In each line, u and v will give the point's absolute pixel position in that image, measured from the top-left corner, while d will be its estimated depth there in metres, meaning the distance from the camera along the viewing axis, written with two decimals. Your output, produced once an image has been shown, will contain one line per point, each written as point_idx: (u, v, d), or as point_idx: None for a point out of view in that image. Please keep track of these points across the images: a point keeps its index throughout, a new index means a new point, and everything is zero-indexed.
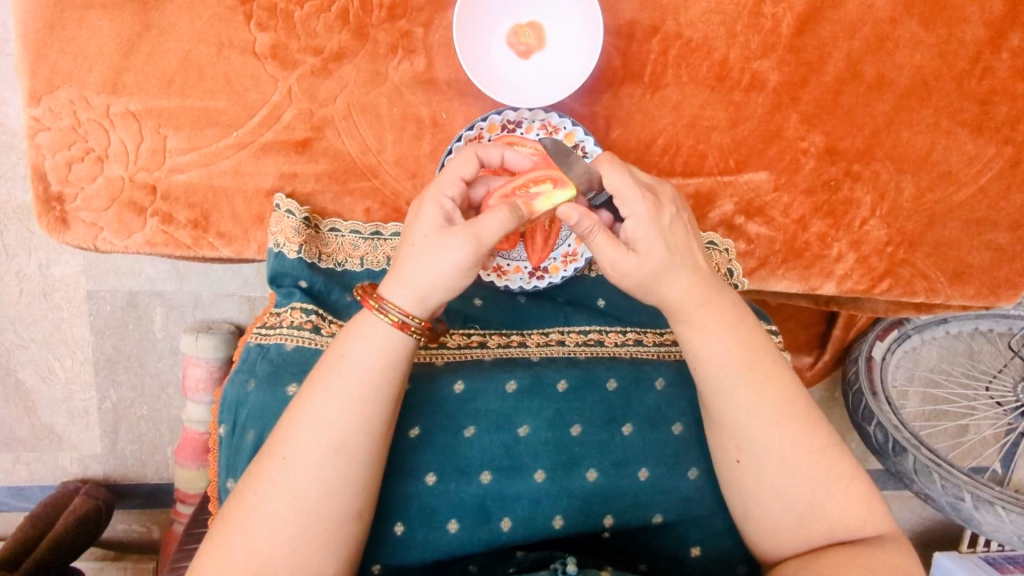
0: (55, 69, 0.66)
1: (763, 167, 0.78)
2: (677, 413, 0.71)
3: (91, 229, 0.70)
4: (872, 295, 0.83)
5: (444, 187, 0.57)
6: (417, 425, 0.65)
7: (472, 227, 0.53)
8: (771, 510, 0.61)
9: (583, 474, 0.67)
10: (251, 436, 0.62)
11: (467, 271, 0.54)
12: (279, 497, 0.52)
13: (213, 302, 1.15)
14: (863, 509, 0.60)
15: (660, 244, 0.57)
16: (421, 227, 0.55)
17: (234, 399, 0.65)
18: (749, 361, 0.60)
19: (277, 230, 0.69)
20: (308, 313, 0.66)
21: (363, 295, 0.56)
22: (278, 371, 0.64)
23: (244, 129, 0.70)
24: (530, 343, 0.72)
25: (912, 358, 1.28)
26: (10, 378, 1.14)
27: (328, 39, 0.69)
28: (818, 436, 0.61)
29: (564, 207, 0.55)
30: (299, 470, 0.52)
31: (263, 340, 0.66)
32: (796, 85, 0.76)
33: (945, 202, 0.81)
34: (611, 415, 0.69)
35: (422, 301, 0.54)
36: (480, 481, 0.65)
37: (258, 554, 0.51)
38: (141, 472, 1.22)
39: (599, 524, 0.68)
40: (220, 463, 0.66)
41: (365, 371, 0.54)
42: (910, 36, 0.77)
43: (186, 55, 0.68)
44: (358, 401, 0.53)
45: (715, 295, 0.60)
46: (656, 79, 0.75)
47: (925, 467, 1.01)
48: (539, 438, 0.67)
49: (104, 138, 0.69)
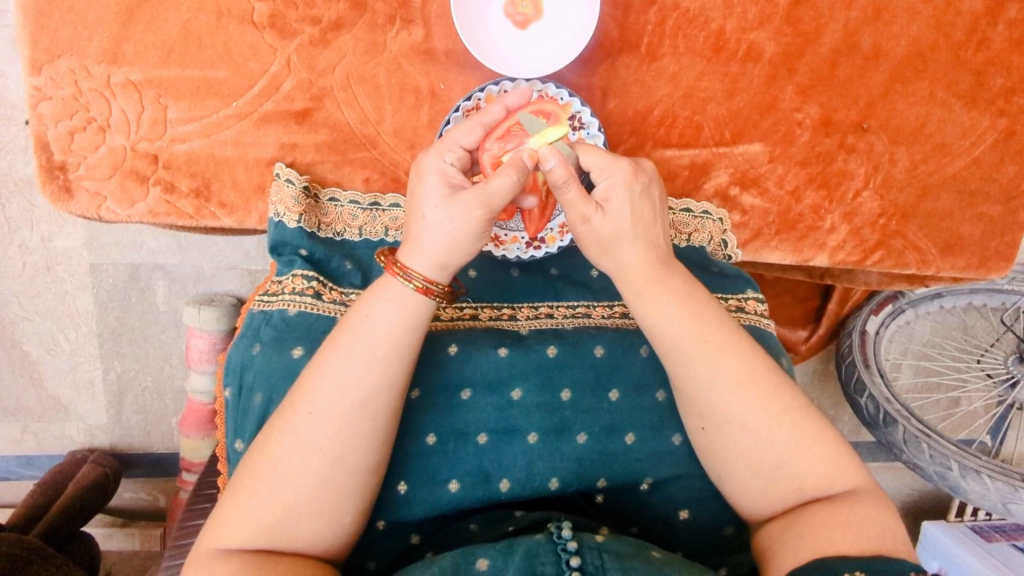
0: (55, 38, 0.67)
1: (758, 139, 0.79)
2: (660, 380, 0.73)
3: (95, 199, 0.71)
4: (863, 267, 0.85)
5: (444, 153, 0.57)
6: (417, 388, 0.66)
7: (482, 193, 0.54)
8: (741, 472, 0.61)
9: (574, 437, 0.69)
10: (259, 399, 0.64)
11: (482, 232, 0.56)
12: (305, 449, 0.53)
13: (214, 276, 1.16)
14: (829, 464, 0.60)
15: (625, 212, 0.59)
16: (428, 197, 0.56)
17: (238, 363, 0.66)
18: (702, 334, 0.61)
19: (277, 199, 0.70)
20: (309, 279, 0.67)
21: (387, 262, 0.57)
22: (284, 335, 0.65)
23: (243, 100, 0.71)
24: (520, 316, 0.74)
25: (906, 333, 1.31)
26: (16, 350, 1.16)
27: (326, 9, 0.69)
28: (777, 401, 0.60)
29: (543, 151, 0.54)
30: (323, 423, 0.53)
31: (266, 306, 0.67)
32: (792, 56, 0.77)
33: (939, 173, 0.82)
34: (598, 381, 0.71)
35: (444, 268, 0.56)
36: (477, 441, 0.67)
37: (283, 503, 0.52)
38: (147, 441, 1.26)
39: (592, 486, 0.70)
40: (228, 425, 0.67)
41: (388, 331, 0.55)
42: (907, 6, 0.77)
43: (184, 25, 0.68)
44: (382, 360, 0.55)
45: (665, 272, 0.62)
46: (653, 49, 0.75)
47: (914, 437, 1.04)
48: (532, 402, 0.69)
49: (106, 108, 0.69)
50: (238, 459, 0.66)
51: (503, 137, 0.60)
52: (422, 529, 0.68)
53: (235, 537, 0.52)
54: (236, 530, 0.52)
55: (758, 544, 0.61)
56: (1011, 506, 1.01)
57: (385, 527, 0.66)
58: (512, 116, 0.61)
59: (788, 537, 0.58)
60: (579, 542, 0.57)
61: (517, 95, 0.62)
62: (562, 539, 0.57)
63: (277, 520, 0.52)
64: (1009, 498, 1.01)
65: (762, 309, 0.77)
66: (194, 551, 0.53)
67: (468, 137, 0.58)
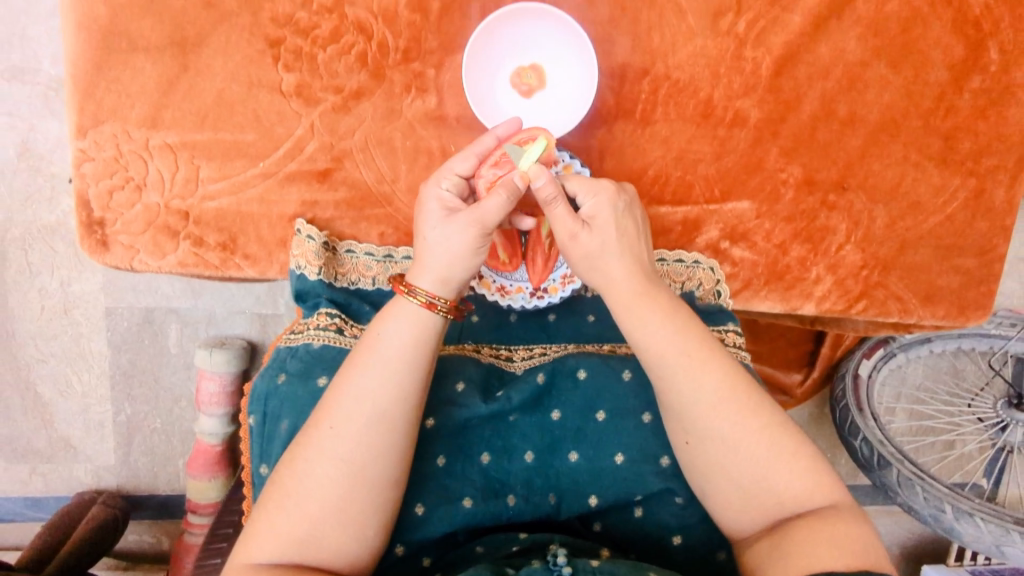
0: (101, 105, 0.73)
1: (746, 197, 0.85)
2: (645, 404, 0.76)
3: (129, 251, 0.77)
4: (849, 315, 0.90)
5: (441, 181, 0.65)
6: (431, 416, 0.71)
7: (476, 212, 0.61)
8: (724, 488, 0.65)
9: (565, 455, 0.74)
10: (285, 425, 0.67)
11: (478, 248, 0.62)
12: (329, 462, 0.57)
13: (225, 319, 1.21)
14: (808, 479, 0.63)
15: (611, 228, 0.67)
16: (430, 221, 0.63)
17: (263, 390, 0.70)
18: (686, 348, 0.65)
19: (298, 253, 0.75)
20: (333, 316, 0.73)
21: (395, 283, 0.63)
22: (309, 365, 0.70)
23: (269, 161, 0.77)
24: (517, 356, 0.80)
25: (899, 376, 1.36)
26: (29, 391, 1.20)
27: (348, 79, 0.76)
28: (756, 417, 0.64)
29: (532, 170, 0.63)
30: (344, 435, 0.58)
31: (292, 341, 0.73)
32: (775, 121, 0.83)
33: (915, 229, 0.88)
34: (587, 405, 0.75)
35: (447, 284, 0.62)
36: (480, 461, 0.72)
37: (310, 515, 0.56)
38: (153, 483, 1.28)
39: (586, 506, 0.73)
40: (252, 451, 0.71)
41: (400, 347, 0.60)
42: (880, 77, 0.84)
43: (218, 93, 0.74)
44: (395, 374, 0.59)
45: (651, 289, 0.67)
46: (647, 116, 0.81)
47: (908, 480, 1.08)
48: (527, 423, 0.74)
49: (143, 169, 0.75)
50: (262, 484, 0.69)
51: (496, 164, 0.68)
52: (432, 552, 0.70)
53: (265, 550, 0.55)
54: (266, 542, 0.55)
55: (745, 561, 0.63)
56: (1005, 549, 1.03)
57: (402, 552, 0.69)
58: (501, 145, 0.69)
59: (776, 556, 0.59)
60: (573, 567, 0.59)
61: (505, 126, 0.70)
62: (557, 565, 0.59)
63: (304, 532, 0.56)
64: (1002, 540, 1.03)
65: (739, 341, 0.80)
66: (228, 567, 0.56)
67: (463, 165, 0.67)
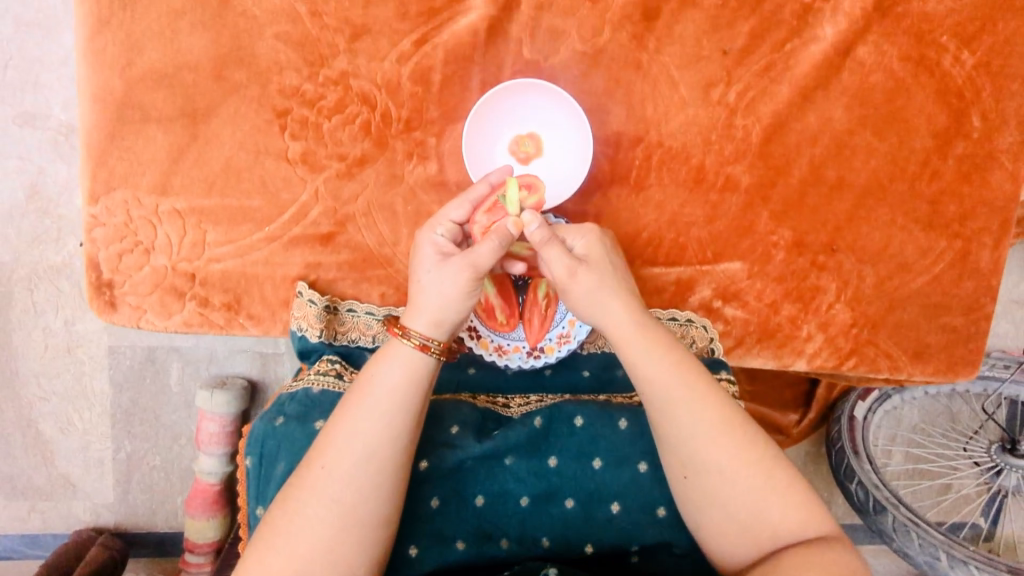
0: (113, 173, 0.76)
1: (737, 258, 0.87)
2: (641, 452, 0.76)
3: (136, 311, 0.79)
4: (840, 371, 0.92)
5: (437, 227, 0.69)
6: (425, 459, 0.72)
7: (468, 257, 0.64)
8: (718, 520, 0.66)
9: (561, 502, 0.74)
10: (280, 467, 0.69)
11: (470, 292, 0.65)
12: (320, 502, 0.58)
13: (226, 358, 1.22)
14: (801, 512, 0.64)
15: (606, 265, 0.70)
16: (425, 265, 0.67)
17: (261, 433, 0.71)
18: (685, 382, 0.67)
19: (299, 315, 0.78)
20: (333, 362, 0.75)
21: (390, 326, 0.65)
22: (309, 410, 0.71)
23: (274, 225, 0.79)
24: (513, 404, 0.81)
25: (895, 419, 1.38)
26: (31, 429, 1.21)
27: (352, 147, 0.78)
28: (753, 448, 0.66)
29: (525, 217, 0.67)
30: (335, 476, 0.59)
31: (293, 386, 0.75)
32: (765, 186, 0.86)
33: (903, 288, 0.90)
34: (582, 450, 0.76)
35: (440, 326, 0.64)
36: (475, 504, 0.73)
37: (300, 556, 0.57)
38: (151, 519, 1.28)
39: (580, 551, 0.74)
40: (249, 491, 0.72)
41: (393, 388, 0.62)
42: (866, 144, 0.86)
43: (227, 161, 0.77)
44: (386, 415, 0.61)
45: (651, 323, 0.70)
46: (640, 181, 0.84)
47: (903, 526, 1.08)
48: (523, 467, 0.74)
49: (152, 233, 0.77)
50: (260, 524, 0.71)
51: (489, 210, 0.71)
52: None
53: None
54: None
55: None
56: None
57: None
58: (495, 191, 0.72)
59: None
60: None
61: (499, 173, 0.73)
62: None
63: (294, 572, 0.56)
64: None
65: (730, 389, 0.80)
66: None
67: (457, 212, 0.70)
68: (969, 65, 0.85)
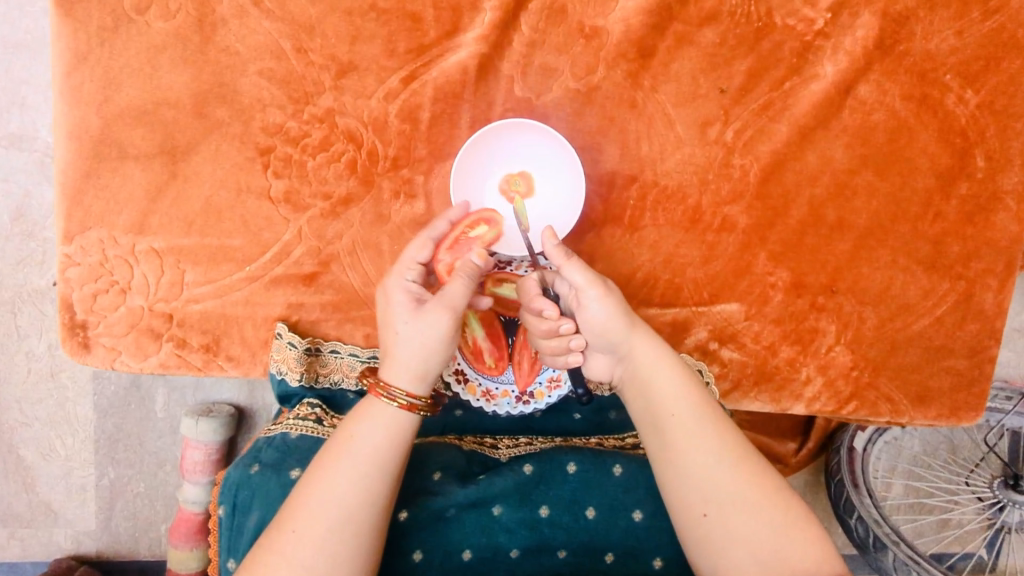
0: (89, 212, 0.73)
1: (734, 299, 0.85)
2: (636, 500, 0.72)
3: (110, 353, 0.76)
4: (840, 415, 0.89)
5: (404, 273, 0.67)
6: (405, 509, 0.69)
7: (444, 299, 0.63)
8: (739, 563, 0.59)
9: (554, 553, 0.70)
10: (253, 519, 0.64)
11: (451, 337, 0.64)
12: (290, 568, 0.54)
13: (213, 385, 1.19)
14: (823, 549, 0.59)
15: None
16: (398, 314, 0.64)
17: (234, 481, 0.67)
18: (706, 402, 0.66)
19: (279, 358, 0.76)
20: (313, 406, 0.73)
21: (368, 384, 0.63)
22: (285, 457, 0.68)
23: (256, 264, 0.77)
24: (501, 444, 0.79)
25: (895, 449, 1.33)
26: (12, 455, 1.18)
27: (336, 186, 0.76)
28: (769, 478, 0.62)
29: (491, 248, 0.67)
30: (307, 541, 0.55)
31: (271, 431, 0.71)
32: (763, 227, 0.83)
33: (905, 330, 0.87)
34: (575, 499, 0.72)
35: (423, 378, 0.63)
36: (461, 558, 0.69)
37: None
38: (133, 547, 1.24)
39: None
40: (221, 543, 0.68)
41: (372, 449, 0.59)
42: (867, 184, 0.84)
43: (207, 200, 0.75)
44: (363, 478, 0.58)
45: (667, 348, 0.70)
46: (635, 221, 0.82)
47: (904, 564, 1.05)
48: (512, 518, 0.70)
49: (128, 273, 0.75)
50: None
51: (450, 248, 0.72)
52: None
53: None
54: None
55: None
56: None
57: None
58: (454, 228, 0.72)
59: None
60: None
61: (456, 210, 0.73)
62: None
63: None
64: None
65: None
66: None
67: (422, 254, 0.69)
68: (973, 105, 0.83)
